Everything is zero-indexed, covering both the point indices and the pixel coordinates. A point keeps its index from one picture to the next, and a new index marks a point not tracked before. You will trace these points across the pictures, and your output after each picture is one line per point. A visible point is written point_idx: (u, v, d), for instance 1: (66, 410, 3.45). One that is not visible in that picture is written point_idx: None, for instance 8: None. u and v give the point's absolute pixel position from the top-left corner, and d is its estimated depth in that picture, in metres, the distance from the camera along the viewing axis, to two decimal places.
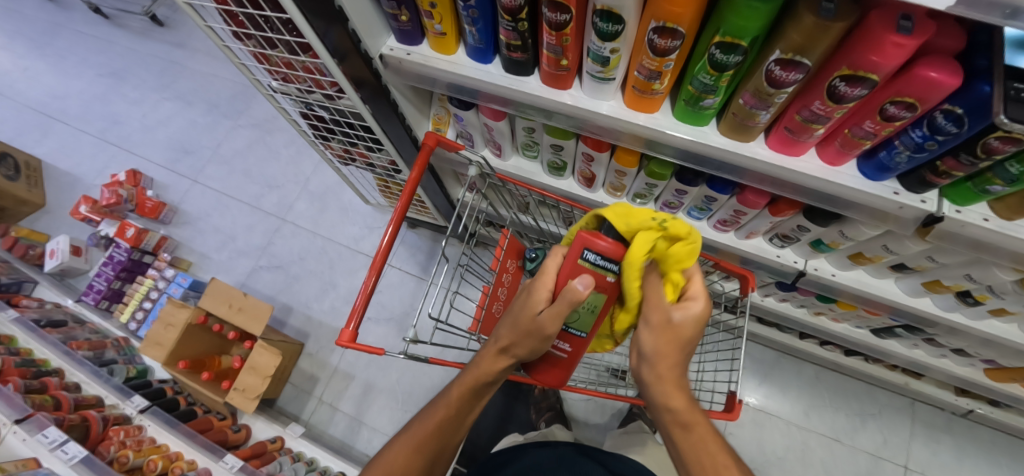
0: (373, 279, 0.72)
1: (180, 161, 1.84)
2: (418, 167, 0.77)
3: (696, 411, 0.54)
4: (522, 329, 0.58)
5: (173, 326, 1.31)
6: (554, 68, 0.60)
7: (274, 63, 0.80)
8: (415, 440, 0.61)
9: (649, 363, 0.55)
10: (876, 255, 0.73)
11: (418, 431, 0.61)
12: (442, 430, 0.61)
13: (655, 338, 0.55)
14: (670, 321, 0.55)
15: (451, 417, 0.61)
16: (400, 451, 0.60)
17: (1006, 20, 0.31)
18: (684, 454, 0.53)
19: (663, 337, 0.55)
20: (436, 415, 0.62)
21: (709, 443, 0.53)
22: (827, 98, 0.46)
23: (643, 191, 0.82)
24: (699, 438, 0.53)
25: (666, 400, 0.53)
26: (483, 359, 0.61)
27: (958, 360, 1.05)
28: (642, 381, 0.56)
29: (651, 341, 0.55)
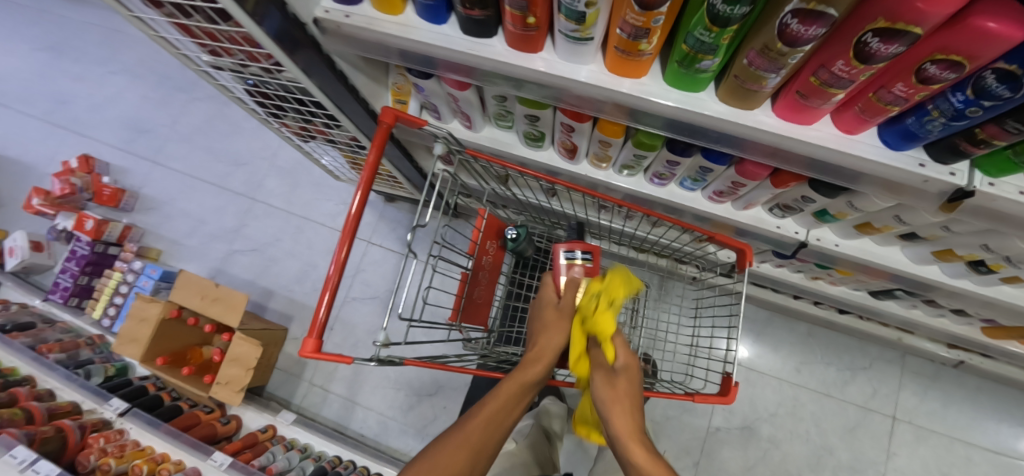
0: (335, 282, 0.65)
1: (135, 142, 1.69)
2: (376, 147, 0.68)
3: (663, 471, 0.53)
4: (553, 333, 0.70)
5: (145, 322, 1.25)
6: (520, 29, 0.49)
7: (196, 34, 0.68)
8: (473, 436, 0.53)
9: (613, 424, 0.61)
10: (885, 225, 0.67)
11: (474, 426, 0.54)
12: (499, 425, 0.56)
13: (601, 388, 0.64)
14: (614, 373, 0.65)
15: (509, 415, 0.58)
16: (449, 455, 0.51)
17: None
18: None
19: (609, 387, 0.64)
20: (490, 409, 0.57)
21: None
22: (853, 57, 0.37)
23: (631, 162, 0.73)
24: None
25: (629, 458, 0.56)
26: (530, 360, 0.65)
27: (957, 318, 1.02)
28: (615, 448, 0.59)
29: (600, 387, 0.63)
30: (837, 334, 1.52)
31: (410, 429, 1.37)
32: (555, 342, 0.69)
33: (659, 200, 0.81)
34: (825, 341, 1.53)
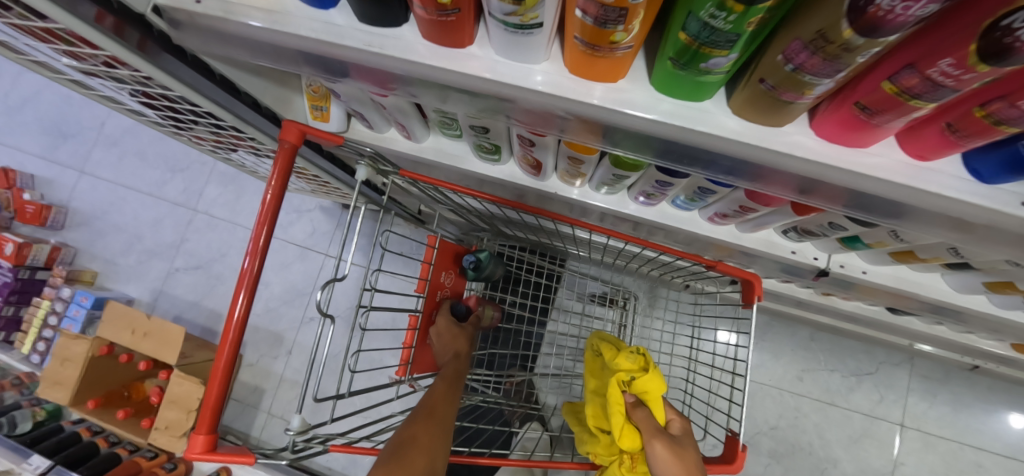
0: (231, 354, 0.50)
1: (58, 148, 1.49)
2: (279, 170, 0.54)
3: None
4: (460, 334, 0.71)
5: (70, 361, 1.10)
6: (433, 13, 0.32)
7: (23, 33, 0.50)
8: (436, 414, 0.55)
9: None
10: (934, 256, 0.53)
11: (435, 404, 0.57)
12: (445, 411, 0.57)
13: (666, 462, 0.52)
14: (675, 440, 0.54)
15: (449, 401, 0.59)
16: (418, 438, 0.51)
17: None
18: None
19: (674, 461, 0.52)
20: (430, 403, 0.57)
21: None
22: (976, 53, 0.22)
23: (608, 181, 0.58)
24: None
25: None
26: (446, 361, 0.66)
27: (985, 335, 0.90)
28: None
29: (665, 457, 0.52)
30: (842, 338, 1.39)
31: None
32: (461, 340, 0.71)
33: (648, 222, 0.66)
34: (829, 345, 1.40)
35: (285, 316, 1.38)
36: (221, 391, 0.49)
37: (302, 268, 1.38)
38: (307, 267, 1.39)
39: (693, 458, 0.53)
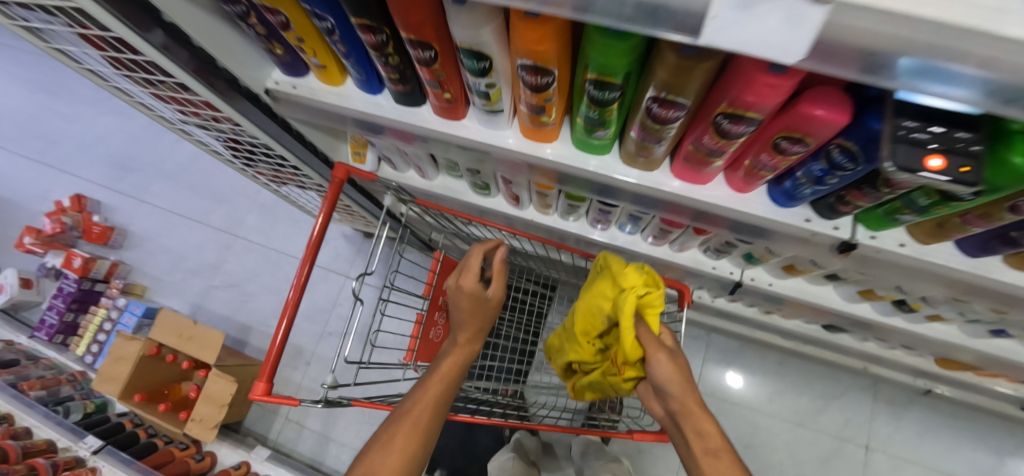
0: (286, 325, 0.70)
1: (123, 180, 1.75)
2: (327, 200, 0.75)
3: (724, 441, 0.53)
4: (479, 321, 0.67)
5: (123, 359, 1.27)
6: (441, 101, 0.54)
7: (167, 100, 0.74)
8: (416, 426, 0.55)
9: (676, 400, 0.56)
10: (805, 267, 0.70)
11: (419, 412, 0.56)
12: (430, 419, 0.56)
13: (665, 367, 0.57)
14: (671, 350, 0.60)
15: (436, 408, 0.57)
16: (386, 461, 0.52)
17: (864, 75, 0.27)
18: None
19: (671, 366, 0.58)
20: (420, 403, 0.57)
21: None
22: (715, 134, 0.42)
23: (568, 210, 0.79)
24: (723, 466, 0.51)
25: (697, 423, 0.54)
26: (455, 349, 0.64)
27: (908, 351, 1.05)
28: (675, 419, 0.57)
29: (664, 365, 0.58)
30: (810, 363, 1.46)
31: None
32: (477, 326, 0.67)
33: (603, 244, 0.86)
34: (799, 370, 1.46)
35: (306, 331, 1.56)
36: (277, 356, 0.68)
37: (324, 288, 1.58)
38: (328, 287, 1.58)
39: (684, 363, 0.59)
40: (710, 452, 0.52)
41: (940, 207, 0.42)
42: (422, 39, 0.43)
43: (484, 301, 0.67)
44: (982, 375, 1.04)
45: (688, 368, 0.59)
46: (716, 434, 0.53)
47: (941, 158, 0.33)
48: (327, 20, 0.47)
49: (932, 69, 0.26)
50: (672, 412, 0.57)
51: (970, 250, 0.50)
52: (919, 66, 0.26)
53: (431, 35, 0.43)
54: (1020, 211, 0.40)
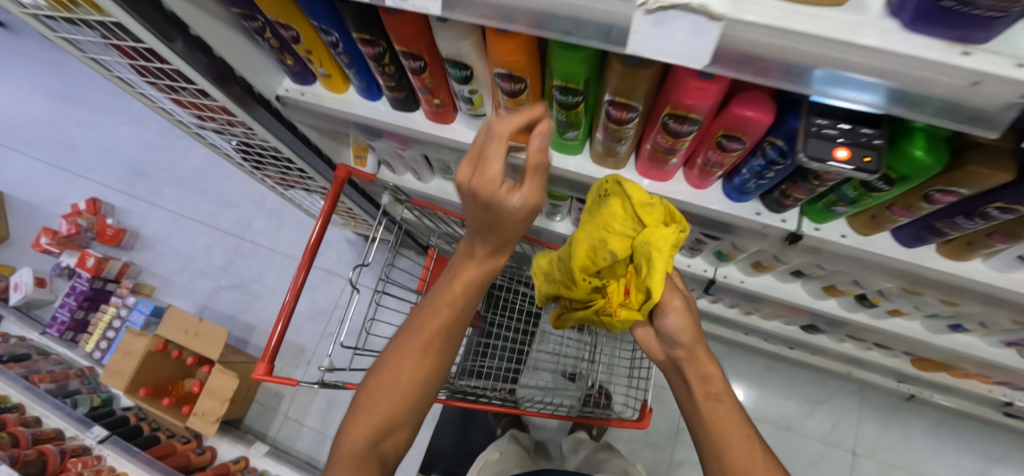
0: (287, 313, 0.76)
1: (138, 185, 1.83)
2: (329, 198, 0.81)
3: (725, 385, 0.55)
4: (503, 231, 0.46)
5: (131, 354, 1.32)
6: (431, 106, 0.61)
7: (187, 105, 0.81)
8: (406, 364, 0.53)
9: (684, 347, 0.57)
10: (770, 263, 0.76)
11: (405, 357, 0.53)
12: (444, 332, 0.54)
13: (677, 316, 0.57)
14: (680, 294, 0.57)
15: (430, 345, 0.53)
16: (378, 399, 0.52)
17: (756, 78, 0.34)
18: (710, 427, 0.53)
19: (682, 315, 0.57)
20: (430, 315, 0.53)
21: (734, 417, 0.54)
22: (665, 133, 0.48)
23: (552, 209, 0.85)
24: (723, 410, 0.53)
25: (703, 371, 0.56)
26: (470, 259, 0.52)
27: (884, 351, 1.09)
28: (678, 365, 0.58)
29: (675, 318, 0.57)
30: (796, 367, 1.50)
31: None
32: (501, 237, 0.48)
33: None
34: (785, 374, 1.50)
35: (307, 331, 1.61)
36: (276, 343, 0.73)
37: (326, 290, 1.64)
38: (329, 289, 1.64)
39: (690, 305, 0.59)
40: (711, 397, 0.55)
41: (866, 199, 0.48)
42: (412, 51, 0.50)
43: (507, 212, 0.42)
44: (955, 376, 1.07)
45: (694, 312, 0.59)
46: (719, 380, 0.55)
47: (847, 150, 0.38)
48: (332, 35, 0.54)
49: (839, 77, 0.32)
50: (675, 358, 0.58)
51: (905, 241, 0.56)
52: (831, 75, 0.32)
53: (420, 48, 0.50)
54: (932, 200, 0.45)
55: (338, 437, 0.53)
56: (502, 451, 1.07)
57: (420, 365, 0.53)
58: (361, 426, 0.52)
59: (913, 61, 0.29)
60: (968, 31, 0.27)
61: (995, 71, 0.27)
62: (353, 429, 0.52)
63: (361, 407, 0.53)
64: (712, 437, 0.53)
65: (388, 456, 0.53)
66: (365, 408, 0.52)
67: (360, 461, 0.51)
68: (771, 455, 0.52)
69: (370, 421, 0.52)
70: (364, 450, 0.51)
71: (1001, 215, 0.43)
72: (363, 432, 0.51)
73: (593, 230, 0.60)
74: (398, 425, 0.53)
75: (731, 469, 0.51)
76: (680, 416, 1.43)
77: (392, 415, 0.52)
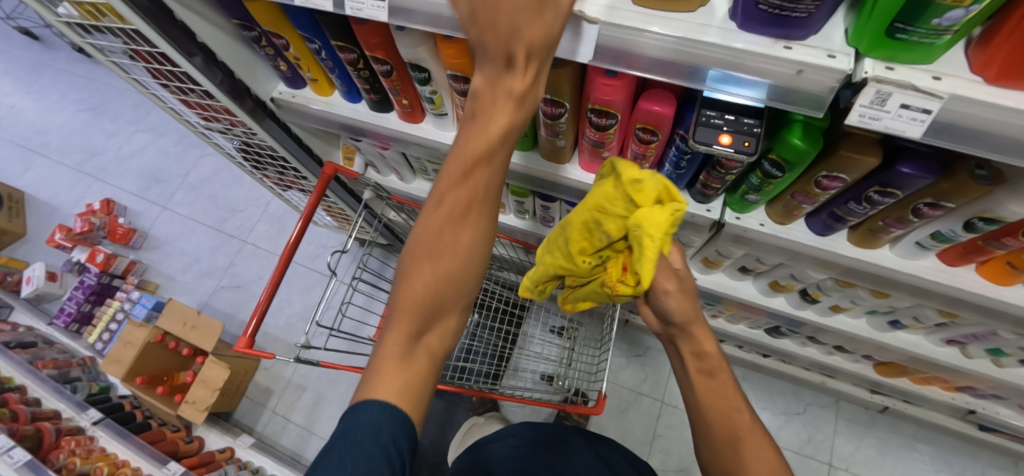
0: (268, 296, 0.82)
1: (151, 189, 1.95)
2: (316, 191, 0.89)
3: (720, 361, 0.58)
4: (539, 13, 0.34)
5: (131, 344, 1.39)
6: (401, 107, 0.70)
7: (195, 106, 0.91)
8: (435, 236, 0.42)
9: (679, 324, 0.58)
10: (716, 258, 0.82)
11: (432, 228, 0.42)
12: (482, 194, 0.42)
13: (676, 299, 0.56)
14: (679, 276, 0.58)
15: (461, 209, 0.42)
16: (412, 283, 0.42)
17: (637, 69, 0.41)
18: (702, 396, 0.57)
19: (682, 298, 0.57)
20: (453, 169, 0.41)
21: (725, 389, 0.57)
22: (594, 127, 0.55)
23: (519, 207, 0.93)
24: (717, 384, 0.57)
25: (697, 346, 0.58)
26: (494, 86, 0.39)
27: (846, 356, 1.12)
28: (673, 340, 0.60)
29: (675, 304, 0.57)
30: (772, 378, 1.52)
31: None
32: (541, 39, 0.35)
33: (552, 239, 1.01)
34: (762, 385, 1.52)
35: (299, 330, 1.67)
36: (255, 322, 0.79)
37: (320, 291, 1.72)
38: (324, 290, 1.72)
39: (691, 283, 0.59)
40: (703, 372, 0.58)
41: (768, 186, 0.54)
42: (379, 56, 0.59)
43: None
44: (917, 382, 1.10)
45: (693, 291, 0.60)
46: (714, 355, 0.58)
47: (729, 136, 0.45)
48: (315, 42, 0.63)
49: (724, 76, 0.39)
50: (670, 329, 0.60)
51: (817, 229, 0.62)
52: (721, 75, 0.39)
53: (386, 54, 0.58)
54: (823, 187, 0.51)
55: (377, 339, 0.42)
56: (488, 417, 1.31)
57: (454, 237, 0.42)
58: (402, 319, 0.41)
59: (750, 54, 0.36)
60: (787, 30, 0.35)
61: (810, 60, 0.35)
62: (392, 324, 0.42)
63: (397, 294, 0.42)
64: (702, 403, 0.57)
65: (438, 353, 0.43)
66: (401, 295, 0.42)
67: (404, 360, 0.40)
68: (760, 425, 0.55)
69: (409, 311, 0.41)
70: (407, 344, 0.41)
71: (881, 198, 0.50)
72: (405, 323, 0.41)
73: (585, 210, 0.57)
74: (446, 306, 0.43)
75: (715, 432, 0.55)
76: (656, 422, 1.45)
77: (437, 294, 0.42)
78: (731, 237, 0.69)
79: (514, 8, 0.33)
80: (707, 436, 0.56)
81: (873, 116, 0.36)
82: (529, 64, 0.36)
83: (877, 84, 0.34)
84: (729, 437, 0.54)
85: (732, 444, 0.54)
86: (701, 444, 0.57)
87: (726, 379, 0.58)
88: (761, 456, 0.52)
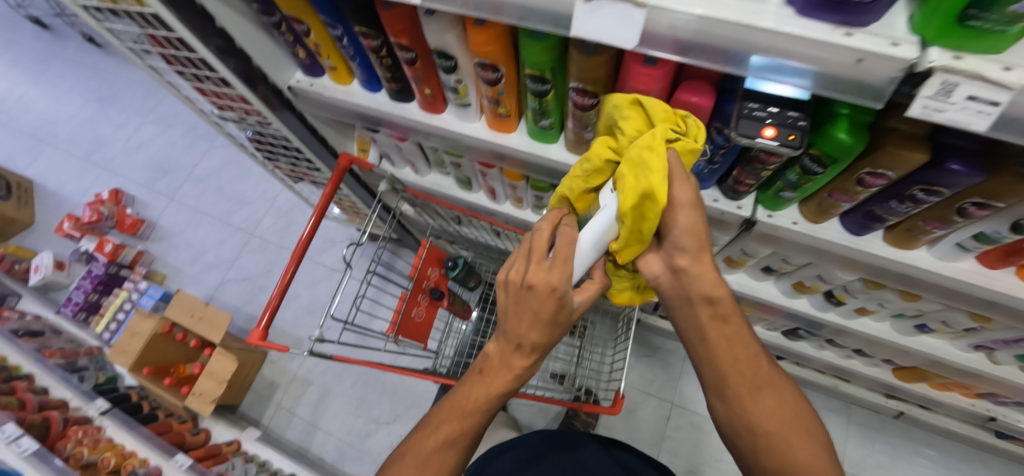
0: (282, 287, 0.81)
1: (159, 180, 1.94)
2: (331, 183, 0.87)
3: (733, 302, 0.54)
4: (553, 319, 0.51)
5: (138, 334, 1.38)
6: (423, 97, 0.68)
7: (209, 94, 0.89)
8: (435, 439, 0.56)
9: (688, 253, 0.51)
10: (740, 257, 0.80)
11: (431, 434, 0.57)
12: (476, 423, 0.57)
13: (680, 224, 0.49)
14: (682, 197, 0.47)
15: (457, 427, 0.56)
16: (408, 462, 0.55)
17: (681, 55, 0.39)
18: (715, 342, 0.55)
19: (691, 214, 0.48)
20: (459, 403, 0.57)
21: (739, 335, 0.56)
22: None
23: (536, 203, 0.92)
24: (730, 329, 0.55)
25: (707, 291, 0.53)
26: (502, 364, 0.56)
27: (864, 360, 1.10)
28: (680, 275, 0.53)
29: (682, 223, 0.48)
30: None
31: (366, 456, 1.44)
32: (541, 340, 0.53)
33: None
34: None
35: (306, 324, 1.66)
36: (270, 315, 0.78)
37: (327, 285, 1.71)
38: (331, 284, 1.70)
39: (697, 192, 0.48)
40: (717, 319, 0.55)
41: (806, 183, 0.53)
42: (404, 43, 0.57)
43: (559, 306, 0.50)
44: (936, 387, 1.07)
45: (706, 215, 0.51)
46: (727, 301, 0.54)
47: (774, 129, 0.44)
48: (337, 29, 0.61)
49: (770, 63, 0.37)
50: (679, 268, 0.53)
51: (853, 229, 0.60)
52: (765, 61, 0.38)
53: (410, 40, 0.57)
54: (865, 184, 0.50)
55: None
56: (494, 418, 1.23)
57: (439, 446, 0.56)
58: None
59: (808, 41, 0.35)
60: (848, 16, 0.34)
61: (872, 48, 0.33)
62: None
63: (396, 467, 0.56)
64: (714, 351, 0.56)
65: None
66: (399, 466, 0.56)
67: None
68: (771, 365, 0.57)
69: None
70: None
71: (926, 197, 0.48)
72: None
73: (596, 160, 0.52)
74: None
75: (725, 376, 0.56)
76: (666, 424, 1.43)
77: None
78: (759, 235, 0.67)
79: (531, 323, 0.52)
80: (724, 387, 0.56)
81: (937, 108, 0.34)
82: (530, 352, 0.54)
83: (944, 74, 0.32)
84: (749, 387, 0.55)
85: (754, 394, 0.55)
86: (716, 402, 0.58)
87: (737, 323, 0.56)
88: (780, 403, 0.55)
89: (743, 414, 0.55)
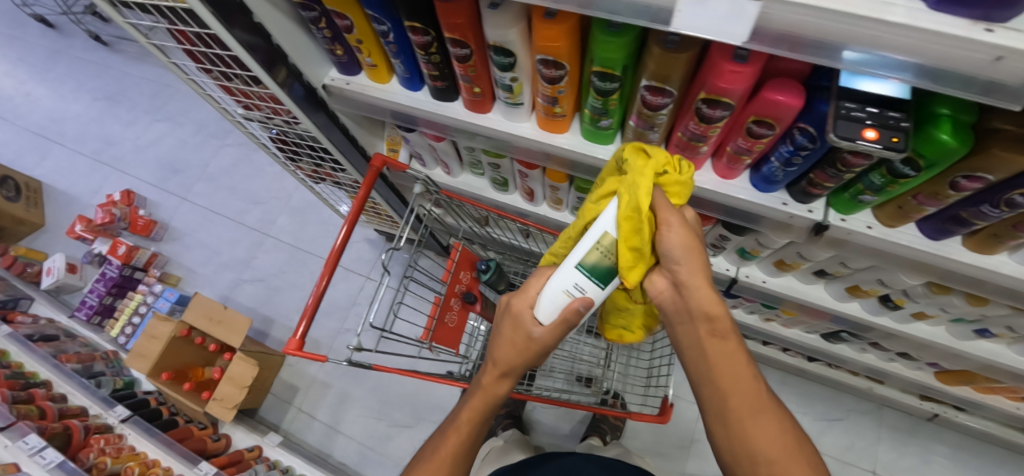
0: (319, 295, 0.78)
1: (170, 180, 1.91)
2: (364, 186, 0.84)
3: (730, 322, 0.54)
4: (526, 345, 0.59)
5: (156, 338, 1.35)
6: (469, 95, 0.65)
7: (236, 92, 0.86)
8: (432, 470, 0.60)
9: (685, 266, 0.53)
10: (794, 261, 0.78)
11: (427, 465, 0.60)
12: (463, 444, 0.61)
13: (676, 237, 0.52)
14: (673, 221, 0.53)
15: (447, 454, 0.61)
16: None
17: (789, 52, 0.36)
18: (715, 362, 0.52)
19: (685, 234, 0.53)
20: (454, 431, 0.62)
21: (741, 354, 0.53)
22: (699, 118, 0.51)
23: (577, 204, 0.89)
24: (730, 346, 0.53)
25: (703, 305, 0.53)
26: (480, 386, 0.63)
27: (907, 363, 1.08)
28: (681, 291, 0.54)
29: (676, 239, 0.52)
30: (810, 382, 1.48)
31: (388, 460, 1.42)
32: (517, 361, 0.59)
33: None
34: (800, 389, 1.48)
35: (324, 326, 1.63)
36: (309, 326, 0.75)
37: (344, 286, 1.68)
38: (349, 286, 1.68)
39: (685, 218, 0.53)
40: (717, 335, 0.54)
41: (892, 186, 0.50)
42: (458, 39, 0.54)
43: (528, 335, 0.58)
44: (981, 390, 1.05)
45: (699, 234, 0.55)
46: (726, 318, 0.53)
47: (875, 131, 0.40)
48: (384, 24, 0.58)
49: (877, 57, 0.35)
50: (680, 283, 0.55)
51: (930, 233, 0.57)
52: (866, 54, 0.35)
53: (465, 36, 0.53)
54: (959, 188, 0.47)
55: None
56: (506, 439, 1.13)
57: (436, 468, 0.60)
58: None
59: (941, 36, 0.32)
60: (988, 9, 0.30)
61: (1016, 44, 0.30)
62: None
63: None
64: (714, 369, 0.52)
65: None
66: None
67: None
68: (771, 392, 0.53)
69: None
70: None
71: None
72: None
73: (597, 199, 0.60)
74: None
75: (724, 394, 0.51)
76: (695, 427, 1.41)
77: None
78: (826, 240, 0.65)
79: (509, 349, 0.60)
80: (723, 410, 0.51)
81: None
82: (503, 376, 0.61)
83: None
84: (750, 409, 0.51)
85: (754, 416, 0.50)
86: (716, 428, 0.53)
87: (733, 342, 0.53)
88: (780, 428, 0.50)
89: (743, 438, 0.50)
